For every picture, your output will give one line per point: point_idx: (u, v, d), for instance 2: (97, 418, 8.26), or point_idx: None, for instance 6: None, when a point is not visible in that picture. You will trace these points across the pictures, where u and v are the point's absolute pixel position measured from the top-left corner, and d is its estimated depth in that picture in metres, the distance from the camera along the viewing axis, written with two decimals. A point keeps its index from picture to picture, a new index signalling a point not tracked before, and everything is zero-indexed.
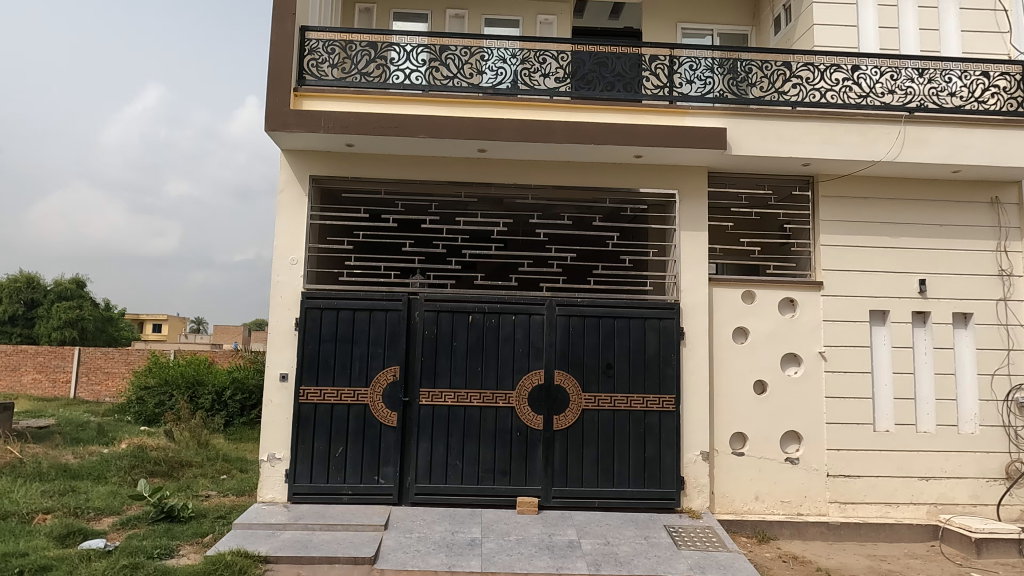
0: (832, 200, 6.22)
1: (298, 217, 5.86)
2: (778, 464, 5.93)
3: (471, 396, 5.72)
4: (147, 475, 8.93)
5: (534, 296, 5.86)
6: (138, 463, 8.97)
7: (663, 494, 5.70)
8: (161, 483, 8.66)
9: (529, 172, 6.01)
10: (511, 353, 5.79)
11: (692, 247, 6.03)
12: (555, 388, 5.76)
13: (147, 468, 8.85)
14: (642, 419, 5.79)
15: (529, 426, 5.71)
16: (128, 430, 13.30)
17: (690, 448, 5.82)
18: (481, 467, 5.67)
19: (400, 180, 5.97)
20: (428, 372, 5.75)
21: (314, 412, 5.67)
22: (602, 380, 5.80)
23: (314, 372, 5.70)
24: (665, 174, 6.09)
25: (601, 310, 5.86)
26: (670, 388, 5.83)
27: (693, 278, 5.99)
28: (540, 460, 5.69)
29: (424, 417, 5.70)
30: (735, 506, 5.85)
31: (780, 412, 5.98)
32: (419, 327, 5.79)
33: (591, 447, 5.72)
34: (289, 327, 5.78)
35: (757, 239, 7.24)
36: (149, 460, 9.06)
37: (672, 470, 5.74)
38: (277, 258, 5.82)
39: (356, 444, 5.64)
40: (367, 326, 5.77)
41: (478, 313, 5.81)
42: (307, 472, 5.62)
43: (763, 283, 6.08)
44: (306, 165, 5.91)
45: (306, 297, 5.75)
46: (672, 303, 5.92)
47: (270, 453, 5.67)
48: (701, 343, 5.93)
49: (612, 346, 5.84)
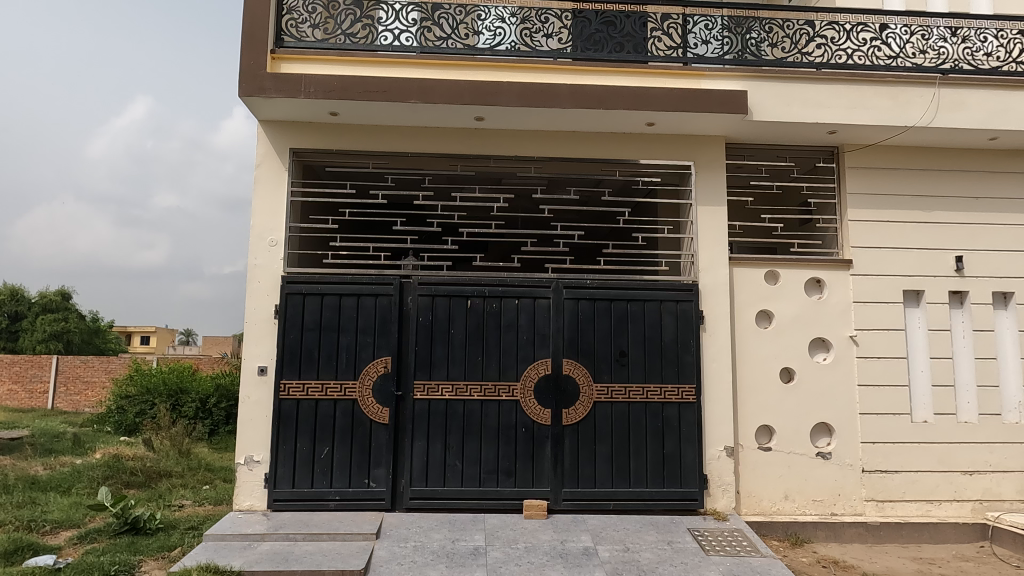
0: (860, 171, 5.73)
1: (278, 194, 5.32)
2: (808, 460, 5.40)
3: (471, 389, 5.17)
4: (122, 487, 8.30)
5: (539, 278, 5.32)
6: (112, 473, 8.33)
7: (685, 494, 5.15)
8: (136, 494, 8.03)
9: (531, 143, 5.49)
10: (514, 340, 5.24)
11: (710, 223, 5.52)
12: (564, 379, 5.21)
13: (122, 478, 8.22)
14: (660, 412, 5.25)
15: (536, 422, 5.16)
16: (107, 440, 12.62)
17: (713, 443, 5.29)
18: (484, 468, 5.10)
19: (389, 153, 5.43)
20: (423, 362, 5.19)
21: (297, 408, 5.09)
22: (615, 370, 5.26)
23: (297, 365, 5.13)
24: (679, 144, 5.58)
25: (612, 292, 5.33)
26: (689, 377, 5.30)
27: (712, 257, 5.48)
28: (548, 458, 5.13)
29: (418, 413, 5.13)
30: (763, 507, 5.31)
31: (810, 403, 5.46)
32: (412, 313, 5.23)
33: (605, 444, 5.17)
34: (268, 315, 5.21)
35: (777, 218, 6.73)
36: (124, 470, 8.42)
37: (693, 468, 5.20)
38: (254, 240, 5.26)
39: (344, 445, 5.07)
40: (354, 313, 5.21)
41: (478, 297, 5.27)
42: (290, 476, 5.03)
43: (788, 263, 5.58)
44: (286, 137, 5.36)
45: (287, 282, 5.19)
46: (690, 284, 5.40)
47: (247, 456, 5.08)
48: (722, 328, 5.41)
49: (625, 332, 5.31)
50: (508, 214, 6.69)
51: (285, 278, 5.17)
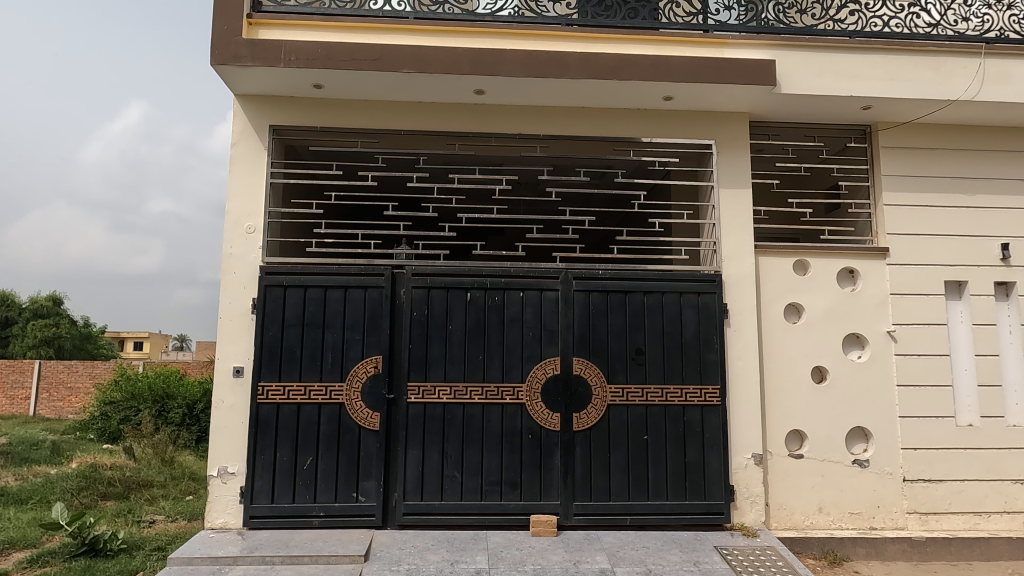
0: (896, 151, 5.23)
1: (257, 176, 4.80)
2: (844, 468, 4.89)
3: (471, 392, 4.64)
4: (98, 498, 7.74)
5: (545, 268, 4.80)
6: (88, 484, 7.77)
7: (710, 508, 4.64)
8: (113, 507, 7.46)
9: (536, 120, 4.99)
10: (519, 337, 4.72)
11: (733, 208, 5.02)
12: (574, 380, 4.69)
13: (98, 489, 7.66)
14: (681, 416, 4.73)
15: (544, 427, 4.63)
16: (89, 448, 12.04)
17: (739, 450, 4.77)
18: (486, 480, 4.57)
19: (379, 130, 4.90)
20: (417, 362, 4.66)
21: (277, 414, 4.55)
22: (631, 369, 4.74)
23: (277, 365, 4.60)
24: (699, 121, 5.08)
25: (627, 284, 4.81)
26: (713, 377, 4.79)
27: (736, 245, 4.97)
28: (558, 468, 4.61)
29: (412, 419, 4.60)
30: (795, 521, 4.80)
31: (845, 405, 4.95)
32: (405, 307, 4.71)
33: (621, 452, 4.65)
34: (245, 310, 4.67)
35: (803, 204, 6.22)
36: (101, 481, 7.86)
37: (718, 478, 4.69)
38: (230, 226, 4.74)
39: (329, 454, 4.54)
40: (341, 307, 4.68)
41: (478, 290, 4.75)
42: (268, 490, 4.49)
43: (819, 251, 5.07)
44: (265, 113, 4.84)
45: (265, 273, 4.66)
46: (713, 274, 4.89)
47: (220, 467, 4.53)
48: (748, 323, 4.90)
49: (641, 327, 4.80)
50: (509, 201, 6.17)
51: (263, 268, 4.64)
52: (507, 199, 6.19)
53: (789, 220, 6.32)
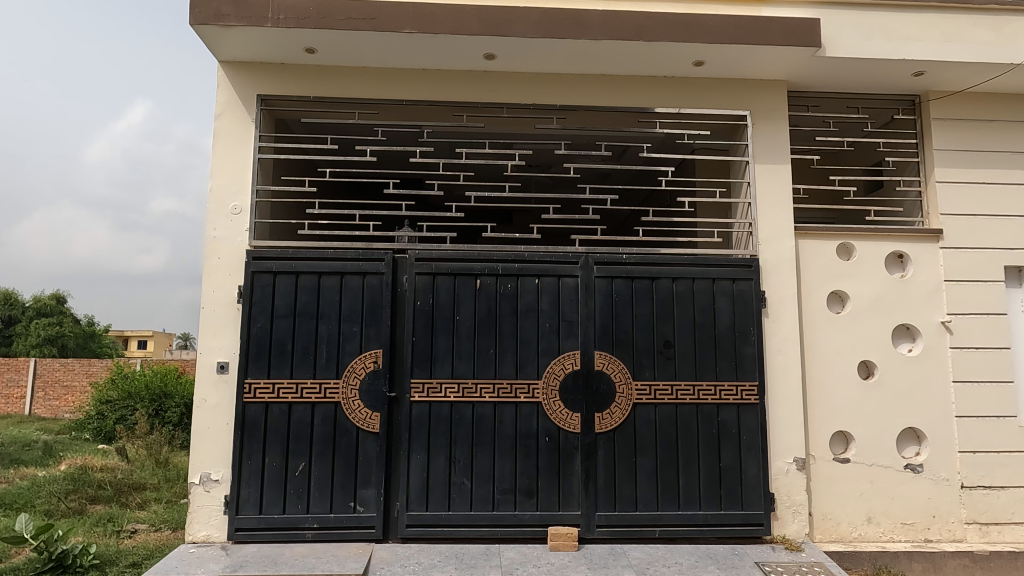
0: (949, 123, 4.73)
1: (243, 151, 4.33)
2: (895, 474, 4.40)
3: (481, 389, 4.16)
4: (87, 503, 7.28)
5: (564, 252, 4.32)
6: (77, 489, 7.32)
7: (748, 518, 4.16)
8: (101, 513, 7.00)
9: (552, 88, 4.50)
10: (534, 328, 4.25)
11: (771, 185, 4.54)
12: (596, 376, 4.21)
13: (86, 494, 7.20)
14: (714, 417, 4.24)
15: (563, 429, 4.16)
16: (83, 449, 11.59)
17: (780, 454, 4.29)
18: (498, 487, 4.10)
19: (378, 100, 4.43)
20: (422, 357, 4.19)
21: (265, 415, 4.09)
22: (659, 365, 4.26)
23: (265, 360, 4.13)
24: (732, 90, 4.59)
25: (654, 269, 4.33)
26: (750, 372, 4.30)
27: (774, 226, 4.49)
28: (578, 474, 4.14)
29: (415, 420, 4.13)
30: (842, 533, 4.33)
31: (895, 404, 4.46)
32: (408, 295, 4.23)
33: (648, 456, 4.18)
34: (230, 299, 4.21)
35: (842, 182, 5.72)
36: (90, 485, 7.41)
37: (757, 485, 4.21)
38: (213, 206, 4.27)
39: (323, 459, 4.07)
40: (336, 296, 4.21)
41: (489, 277, 4.27)
42: (256, 499, 4.03)
43: (865, 233, 4.58)
44: (253, 82, 4.38)
45: (253, 258, 4.20)
46: (749, 259, 4.41)
47: (203, 474, 4.07)
48: (788, 312, 4.42)
49: (670, 318, 4.32)
50: (521, 181, 5.68)
51: (251, 253, 4.18)
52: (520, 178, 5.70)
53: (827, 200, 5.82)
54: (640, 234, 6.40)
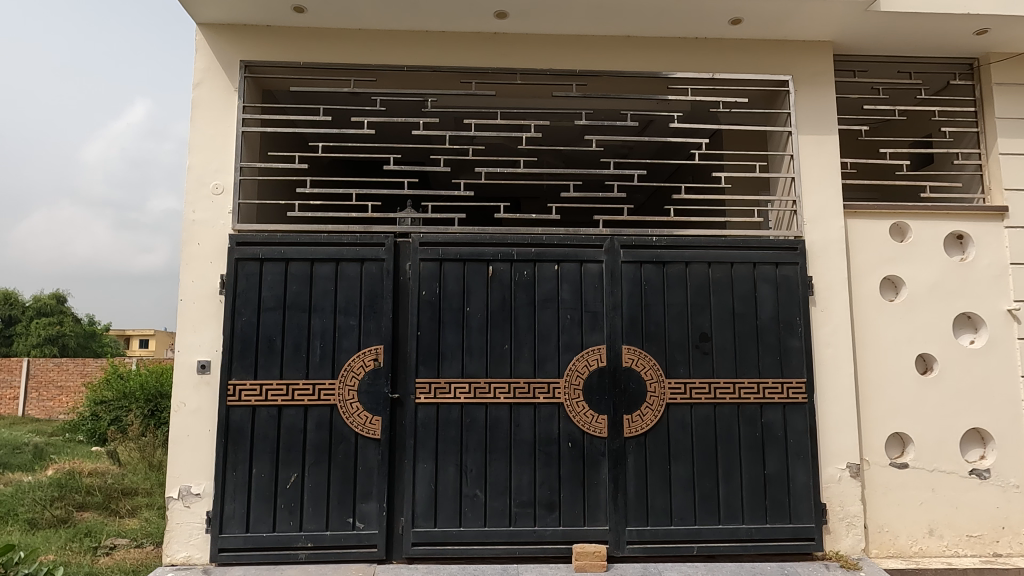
0: (1014, 89, 4.23)
1: (225, 124, 3.86)
2: (959, 482, 3.92)
3: (495, 389, 3.69)
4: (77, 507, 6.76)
5: (586, 235, 3.85)
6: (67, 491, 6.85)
7: (798, 533, 3.69)
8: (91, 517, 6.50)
9: (570, 52, 4.01)
10: (554, 320, 3.77)
11: (817, 158, 4.05)
12: (624, 374, 3.74)
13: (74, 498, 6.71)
14: (758, 418, 3.77)
15: (588, 434, 3.69)
16: (76, 451, 11.15)
17: (831, 460, 3.81)
18: (515, 500, 3.63)
19: (375, 65, 3.93)
20: (428, 353, 3.72)
21: (252, 420, 3.62)
22: (695, 361, 3.79)
23: (251, 359, 3.66)
24: (772, 53, 4.11)
25: (688, 253, 3.86)
26: (796, 368, 3.83)
27: (820, 204, 4.01)
28: (605, 484, 3.67)
29: (420, 425, 3.66)
30: (900, 548, 3.85)
31: (958, 402, 3.98)
32: (412, 284, 3.76)
33: (684, 464, 3.71)
34: (212, 290, 3.74)
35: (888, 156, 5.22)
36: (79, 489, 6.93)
37: (806, 495, 3.74)
38: (192, 186, 3.80)
39: (317, 470, 3.61)
40: (331, 286, 3.74)
41: (503, 263, 3.80)
42: (242, 516, 3.56)
43: (922, 212, 4.10)
44: (235, 47, 3.90)
45: (236, 243, 3.73)
46: (794, 241, 3.93)
47: (182, 487, 3.60)
48: (838, 301, 3.94)
49: (706, 307, 3.84)
50: (536, 157, 5.19)
51: (234, 237, 3.71)
52: (535, 152, 5.20)
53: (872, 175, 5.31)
54: (667, 214, 5.89)
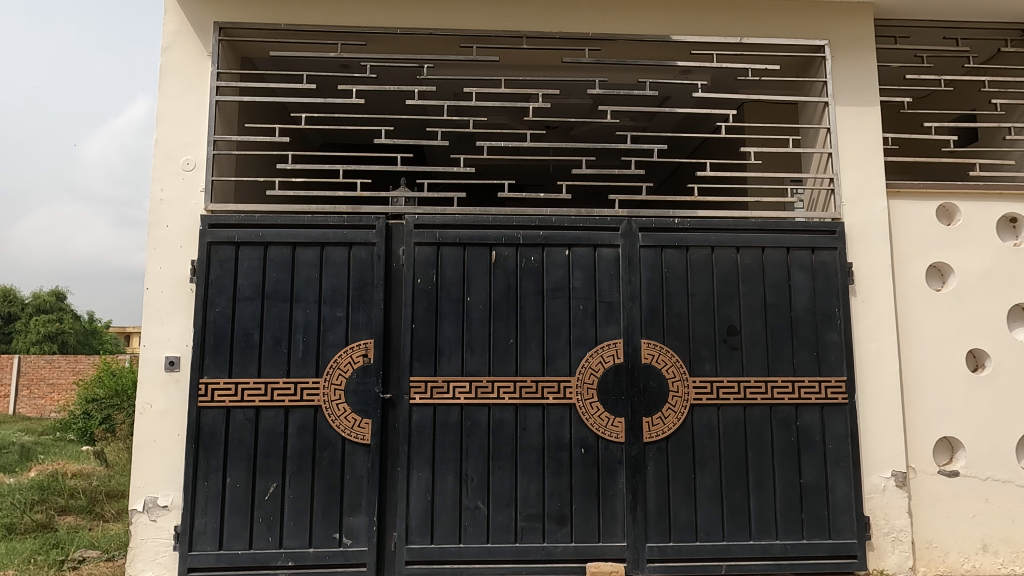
0: None
1: (197, 92, 3.46)
2: (1016, 492, 3.52)
3: (499, 389, 3.29)
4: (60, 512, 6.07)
5: (600, 216, 3.45)
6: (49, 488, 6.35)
7: (838, 550, 3.30)
8: (75, 522, 5.80)
9: (581, 13, 3.60)
10: (565, 311, 3.37)
11: (856, 132, 3.64)
12: (643, 372, 3.34)
13: (57, 499, 6.19)
14: (792, 421, 3.37)
15: (603, 439, 3.29)
16: (64, 451, 10.74)
17: (874, 468, 3.41)
18: (521, 513, 3.24)
19: (364, 27, 3.52)
20: (423, 348, 3.32)
21: (226, 423, 3.23)
22: (722, 357, 3.39)
23: (225, 355, 3.27)
24: (806, 15, 3.69)
25: (714, 236, 3.46)
26: (835, 366, 3.43)
27: (860, 183, 3.61)
28: (622, 495, 3.27)
29: (415, 428, 3.27)
30: (950, 566, 3.45)
31: (1014, 403, 3.57)
32: (406, 271, 3.35)
33: (710, 472, 3.31)
34: (182, 278, 3.34)
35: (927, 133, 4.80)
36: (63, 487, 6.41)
37: (847, 507, 3.34)
38: (160, 162, 3.40)
39: (300, 480, 3.21)
40: (315, 273, 3.34)
41: (507, 247, 3.40)
42: (214, 531, 3.17)
43: (972, 192, 3.69)
44: (208, 7, 3.49)
45: (209, 225, 3.34)
46: (832, 224, 3.52)
47: (147, 499, 3.20)
48: (880, 290, 3.54)
49: (735, 297, 3.43)
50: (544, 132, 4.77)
51: (206, 219, 3.31)
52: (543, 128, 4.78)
53: (910, 152, 4.89)
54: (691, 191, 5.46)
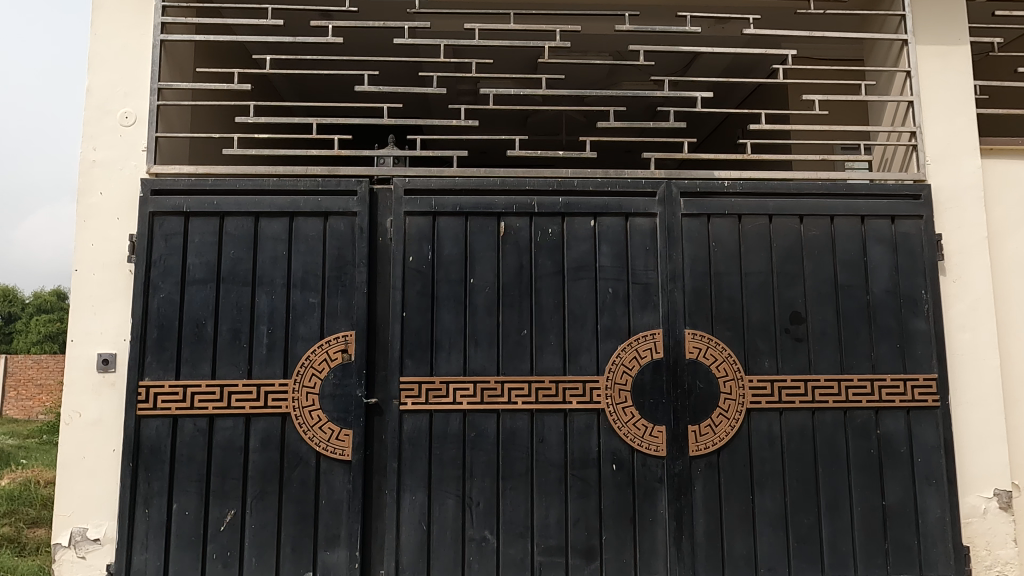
0: None
1: (139, 30, 2.83)
2: None
3: (510, 392, 2.66)
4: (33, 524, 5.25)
5: (633, 178, 2.81)
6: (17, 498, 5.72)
7: None
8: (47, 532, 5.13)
9: None
10: (590, 294, 2.74)
11: (942, 77, 3.00)
12: (687, 370, 2.71)
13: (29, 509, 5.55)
14: (872, 430, 2.74)
15: (639, 452, 2.66)
16: (47, 455, 10.12)
17: (972, 486, 2.77)
18: (538, 545, 2.61)
19: None
20: (416, 340, 2.69)
21: (173, 436, 2.61)
22: (784, 351, 2.75)
23: (172, 352, 2.65)
24: None
25: (773, 203, 2.81)
26: (923, 361, 2.79)
27: (948, 138, 2.96)
28: (664, 523, 2.64)
29: (407, 441, 2.64)
30: None
31: None
32: (394, 247, 2.72)
33: (772, 493, 2.68)
34: (119, 257, 2.71)
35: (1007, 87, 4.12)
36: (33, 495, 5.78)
37: (941, 535, 2.71)
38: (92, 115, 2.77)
39: (263, 506, 2.59)
40: (283, 250, 2.71)
41: (519, 217, 2.76)
42: (157, 570, 2.55)
43: None
44: None
45: (152, 192, 2.71)
46: (916, 187, 2.88)
47: (74, 531, 2.58)
48: (976, 268, 2.89)
49: (799, 278, 2.79)
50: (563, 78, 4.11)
51: (148, 183, 2.68)
52: (561, 71, 4.05)
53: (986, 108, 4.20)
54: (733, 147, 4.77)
